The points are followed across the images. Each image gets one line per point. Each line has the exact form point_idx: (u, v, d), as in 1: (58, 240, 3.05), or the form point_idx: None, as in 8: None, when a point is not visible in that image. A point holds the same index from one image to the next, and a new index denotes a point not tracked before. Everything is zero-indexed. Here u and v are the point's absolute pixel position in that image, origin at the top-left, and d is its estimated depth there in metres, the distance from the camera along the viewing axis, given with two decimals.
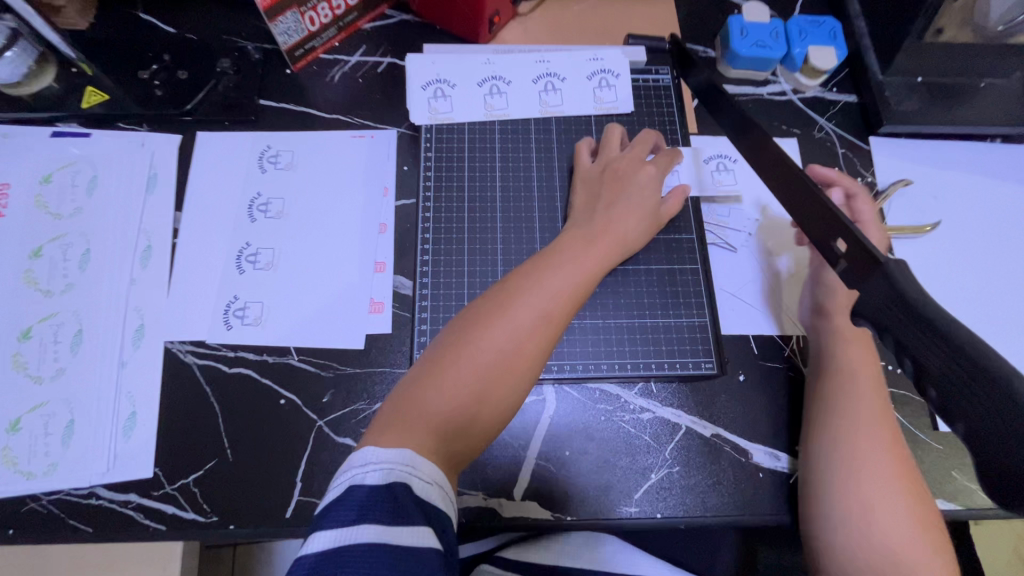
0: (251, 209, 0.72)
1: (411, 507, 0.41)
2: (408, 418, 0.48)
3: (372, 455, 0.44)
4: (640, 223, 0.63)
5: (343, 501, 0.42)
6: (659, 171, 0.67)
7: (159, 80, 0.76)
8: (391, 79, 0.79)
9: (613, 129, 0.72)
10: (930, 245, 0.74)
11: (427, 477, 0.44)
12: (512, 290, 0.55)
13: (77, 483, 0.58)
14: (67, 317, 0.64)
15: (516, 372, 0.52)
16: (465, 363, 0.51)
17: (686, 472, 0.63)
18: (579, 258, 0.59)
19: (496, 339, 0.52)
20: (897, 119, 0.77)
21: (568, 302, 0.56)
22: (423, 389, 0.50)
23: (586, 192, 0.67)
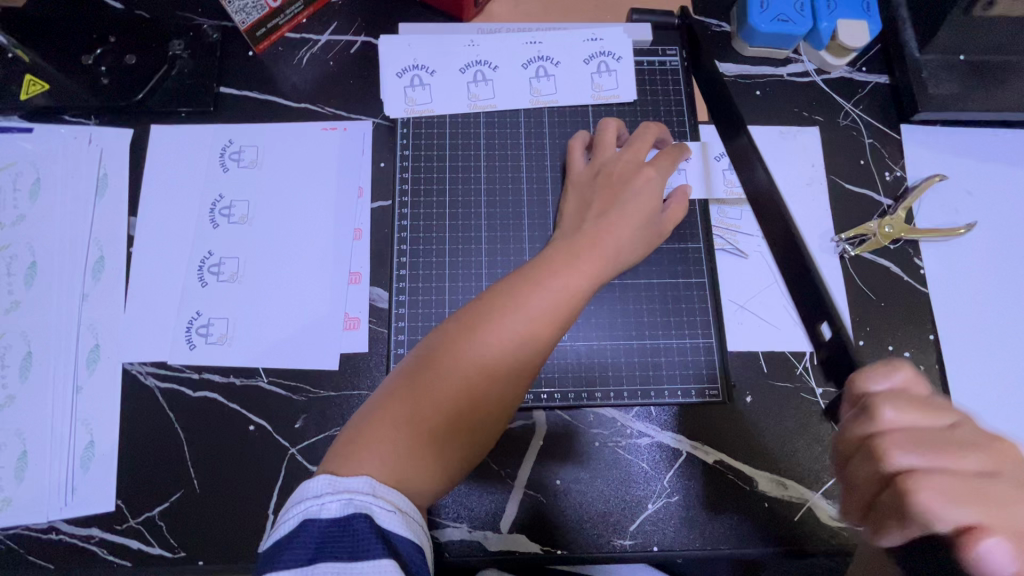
0: (213, 213, 0.65)
1: (372, 540, 0.39)
2: (369, 443, 0.45)
3: (327, 485, 0.42)
4: (636, 236, 0.57)
5: (299, 536, 0.40)
6: (660, 174, 0.59)
7: (104, 66, 0.68)
8: (365, 61, 0.71)
9: (608, 120, 0.64)
10: (962, 250, 0.67)
11: (391, 505, 0.42)
12: (488, 302, 0.50)
13: (36, 517, 0.55)
14: (15, 339, 0.60)
15: (490, 393, 0.48)
16: (435, 387, 0.47)
17: (686, 503, 0.59)
18: (567, 273, 0.52)
19: (470, 364, 0.47)
20: (934, 104, 0.69)
21: (551, 324, 0.50)
22: (389, 413, 0.46)
23: (576, 198, 0.61)
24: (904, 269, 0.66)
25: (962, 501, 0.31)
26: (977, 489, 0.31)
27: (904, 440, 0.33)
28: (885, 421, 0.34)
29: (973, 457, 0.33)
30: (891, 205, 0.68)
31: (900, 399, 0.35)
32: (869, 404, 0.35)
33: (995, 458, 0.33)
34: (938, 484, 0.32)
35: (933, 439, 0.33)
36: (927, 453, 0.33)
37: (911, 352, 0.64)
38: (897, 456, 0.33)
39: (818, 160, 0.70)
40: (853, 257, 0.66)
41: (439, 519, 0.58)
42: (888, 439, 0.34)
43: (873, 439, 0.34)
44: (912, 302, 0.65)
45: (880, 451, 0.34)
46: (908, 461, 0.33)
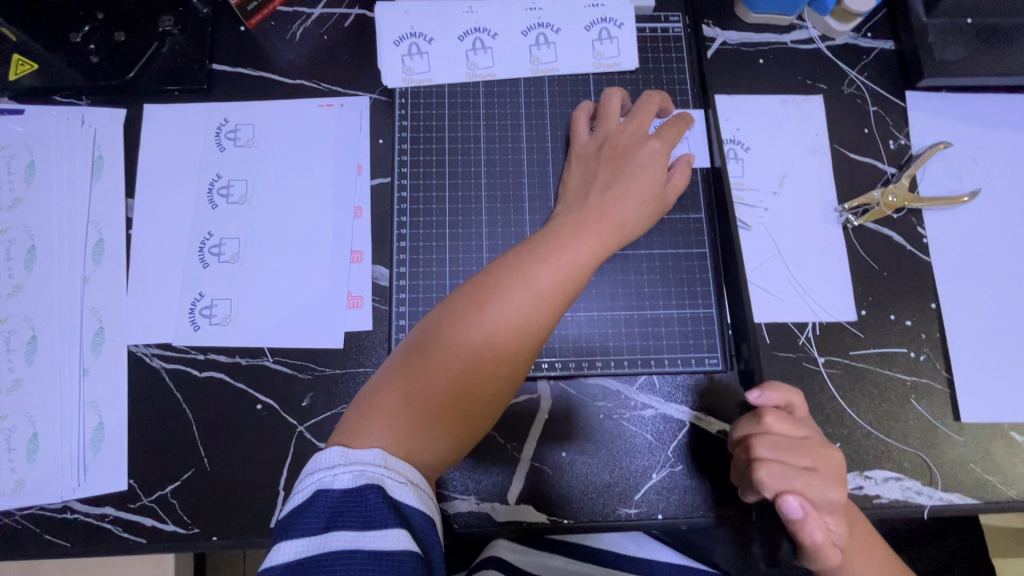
0: (211, 193, 0.64)
1: (383, 510, 0.40)
2: (379, 415, 0.46)
3: (340, 457, 0.43)
4: (640, 207, 0.56)
5: (312, 506, 0.41)
6: (664, 146, 0.58)
7: (94, 44, 0.66)
8: (360, 34, 0.69)
9: (612, 90, 0.63)
10: (965, 218, 0.67)
11: (401, 477, 0.43)
12: (496, 279, 0.50)
13: (49, 497, 0.56)
14: (19, 323, 0.59)
15: (497, 369, 0.48)
16: (444, 362, 0.47)
17: (689, 472, 0.60)
18: (572, 249, 0.52)
19: (479, 339, 0.48)
20: (939, 69, 0.68)
21: (557, 301, 0.50)
22: (399, 387, 0.47)
23: (580, 169, 0.60)
24: (907, 238, 0.66)
25: (786, 477, 0.50)
26: (796, 471, 0.51)
27: (766, 441, 0.52)
28: (764, 424, 0.53)
29: (805, 457, 0.52)
30: (894, 174, 0.68)
31: (779, 413, 0.53)
32: (760, 413, 0.54)
33: (816, 460, 0.52)
34: (772, 468, 0.50)
35: (785, 444, 0.52)
36: (776, 452, 0.52)
37: (913, 321, 0.64)
38: (761, 448, 0.52)
39: (822, 127, 0.69)
40: (856, 227, 0.66)
41: (447, 491, 0.59)
42: (758, 441, 0.52)
43: (752, 441, 0.53)
44: (914, 270, 0.66)
45: (749, 445, 0.53)
46: (764, 453, 0.52)
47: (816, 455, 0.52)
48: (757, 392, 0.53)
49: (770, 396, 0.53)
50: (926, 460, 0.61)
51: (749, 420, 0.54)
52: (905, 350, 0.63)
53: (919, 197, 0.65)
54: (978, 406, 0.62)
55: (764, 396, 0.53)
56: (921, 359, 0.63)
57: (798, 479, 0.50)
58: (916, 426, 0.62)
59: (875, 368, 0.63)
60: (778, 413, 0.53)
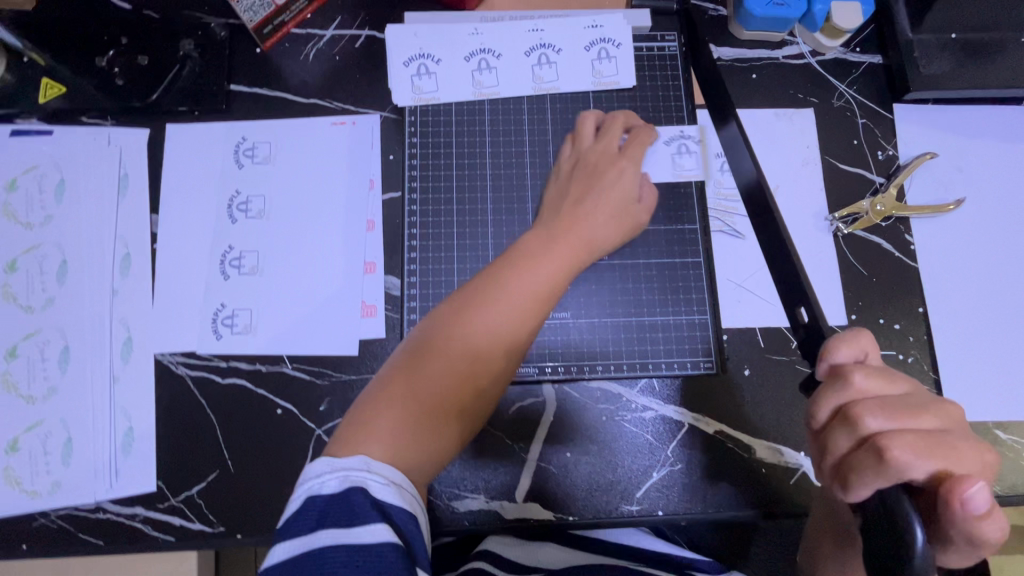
0: (231, 208, 0.68)
1: (366, 510, 0.43)
2: (369, 424, 0.48)
3: (325, 465, 0.45)
4: (610, 223, 0.61)
5: (303, 510, 0.44)
6: (632, 167, 0.64)
7: (118, 67, 0.70)
8: (371, 54, 0.72)
9: (588, 113, 0.67)
10: (950, 225, 0.70)
11: (383, 478, 0.45)
12: (472, 295, 0.54)
13: (83, 498, 0.59)
14: (51, 334, 0.63)
15: (474, 377, 0.52)
16: (429, 369, 0.51)
17: (687, 470, 0.63)
18: (548, 259, 0.56)
19: (460, 345, 0.52)
20: (925, 83, 0.71)
21: (535, 307, 0.54)
22: (387, 396, 0.50)
23: (557, 188, 0.64)
24: (895, 245, 0.69)
25: (925, 452, 0.40)
26: (930, 440, 0.41)
27: (872, 406, 0.43)
28: (857, 386, 0.44)
29: (926, 416, 0.43)
30: (883, 183, 0.71)
31: (873, 370, 0.45)
32: (845, 375, 0.44)
33: (939, 417, 0.43)
34: (902, 441, 0.41)
35: (894, 404, 0.43)
36: (891, 415, 0.42)
37: (901, 325, 0.67)
38: (868, 419, 0.43)
39: (812, 139, 0.72)
40: (847, 235, 0.69)
41: (457, 491, 0.62)
42: (863, 407, 0.43)
43: (855, 408, 0.43)
44: (902, 276, 0.69)
45: (857, 416, 0.43)
46: (876, 424, 0.42)
47: (937, 409, 0.43)
48: (827, 361, 0.46)
49: (838, 360, 0.46)
50: None
51: (834, 388, 0.45)
52: (893, 352, 0.67)
53: (905, 206, 0.68)
54: (963, 405, 0.65)
55: (832, 365, 0.46)
56: (908, 361, 0.66)
57: (938, 451, 0.40)
58: None
59: None
60: (872, 368, 0.45)
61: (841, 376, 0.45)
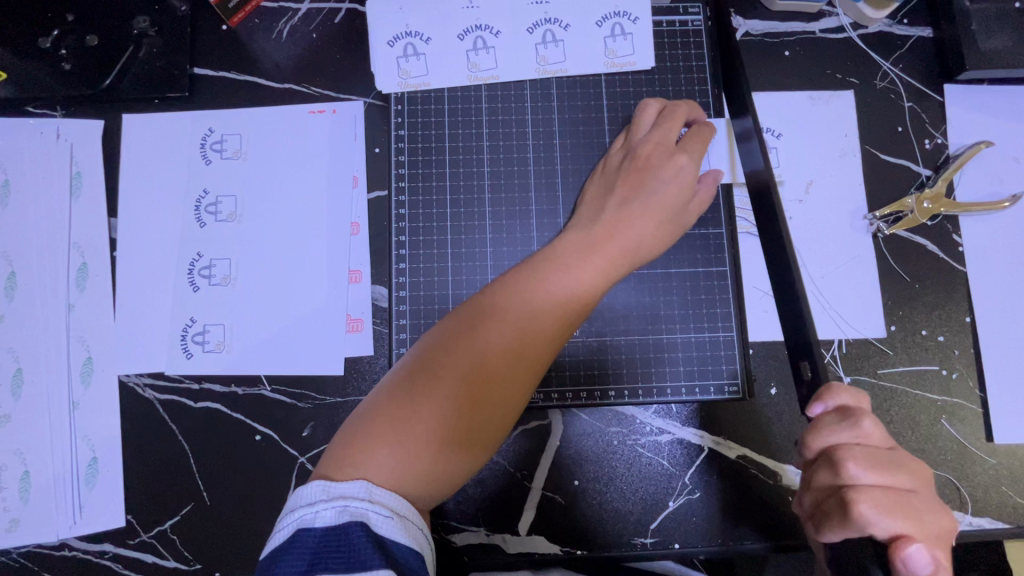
0: (198, 211, 0.60)
1: (367, 547, 0.37)
2: (366, 443, 0.42)
3: (321, 492, 0.40)
4: (660, 228, 0.52)
5: (293, 546, 0.38)
6: (692, 162, 0.53)
7: (65, 49, 0.61)
8: (352, 32, 0.64)
9: (650, 101, 0.58)
10: (1005, 223, 0.62)
11: (387, 509, 0.39)
12: (496, 299, 0.47)
13: (45, 536, 0.54)
14: (2, 355, 0.57)
15: (495, 398, 0.45)
16: (434, 386, 0.44)
17: (707, 500, 0.57)
18: (574, 264, 0.48)
19: (472, 358, 0.45)
20: (983, 61, 0.62)
21: (557, 320, 0.47)
22: (387, 414, 0.43)
23: (600, 183, 0.56)
24: (942, 247, 0.62)
25: (893, 513, 0.37)
26: (900, 500, 0.38)
27: (862, 456, 0.39)
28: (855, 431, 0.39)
29: (905, 475, 0.39)
30: (930, 176, 0.63)
31: (873, 418, 0.40)
32: (852, 416, 0.40)
33: (916, 478, 0.39)
34: (874, 498, 0.38)
35: (883, 457, 0.39)
36: (877, 469, 0.38)
37: (945, 337, 0.60)
38: (853, 468, 0.39)
39: (852, 127, 0.64)
40: (888, 236, 0.62)
41: (454, 524, 0.56)
42: (849, 454, 0.39)
43: (841, 452, 0.39)
44: (948, 281, 0.61)
45: (842, 464, 0.39)
46: (859, 475, 0.38)
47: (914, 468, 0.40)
48: (821, 404, 0.42)
49: (837, 403, 0.41)
50: (956, 483, 0.58)
51: (833, 425, 0.40)
52: (937, 367, 0.60)
53: (956, 203, 0.61)
54: (1011, 427, 0.59)
55: (827, 409, 0.42)
56: (953, 377, 0.60)
57: (907, 514, 0.37)
58: (948, 447, 0.59)
59: (905, 388, 0.60)
60: (871, 418, 0.40)
61: (840, 419, 0.40)
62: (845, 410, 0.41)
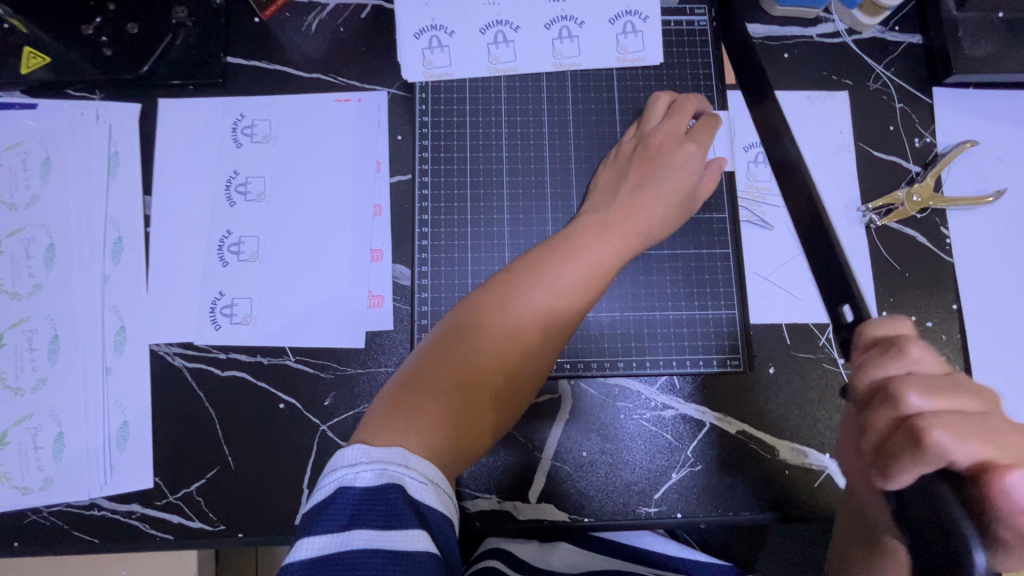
0: (229, 190, 0.64)
1: (404, 510, 0.39)
2: (403, 412, 0.44)
3: (362, 454, 0.41)
4: (669, 213, 0.56)
5: (334, 502, 0.40)
6: (699, 150, 0.57)
7: (106, 36, 0.65)
8: (378, 26, 0.67)
9: (660, 94, 0.62)
10: (990, 217, 0.66)
11: (423, 476, 0.41)
12: (517, 279, 0.50)
13: (76, 495, 0.57)
14: (39, 322, 0.59)
15: (518, 371, 0.48)
16: (461, 360, 0.47)
17: (709, 472, 0.60)
18: (595, 247, 0.52)
19: (501, 335, 0.48)
20: (969, 66, 0.66)
21: (578, 301, 0.50)
22: (421, 385, 0.46)
23: (613, 170, 0.59)
24: (930, 238, 0.66)
25: (969, 435, 0.32)
26: (974, 421, 0.32)
27: (917, 383, 0.34)
28: (903, 356, 0.37)
29: (971, 398, 0.34)
30: (919, 172, 0.67)
31: (921, 346, 0.37)
32: (899, 343, 0.37)
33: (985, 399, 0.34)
34: (947, 423, 0.32)
35: (941, 385, 0.34)
36: (937, 396, 0.34)
37: (934, 323, 0.64)
38: (911, 398, 0.34)
39: (847, 125, 0.68)
40: (880, 227, 0.66)
41: (469, 490, 0.59)
42: (904, 382, 0.34)
43: (895, 383, 0.35)
44: (937, 271, 0.65)
45: (895, 392, 0.35)
46: (919, 405, 0.34)
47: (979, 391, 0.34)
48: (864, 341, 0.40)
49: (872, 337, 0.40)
50: None
51: (877, 359, 0.38)
52: None
53: (944, 197, 0.64)
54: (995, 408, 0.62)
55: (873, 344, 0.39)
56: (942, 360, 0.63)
57: (983, 435, 0.32)
58: None
59: None
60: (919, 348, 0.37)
61: (884, 351, 0.38)
62: (882, 343, 0.39)
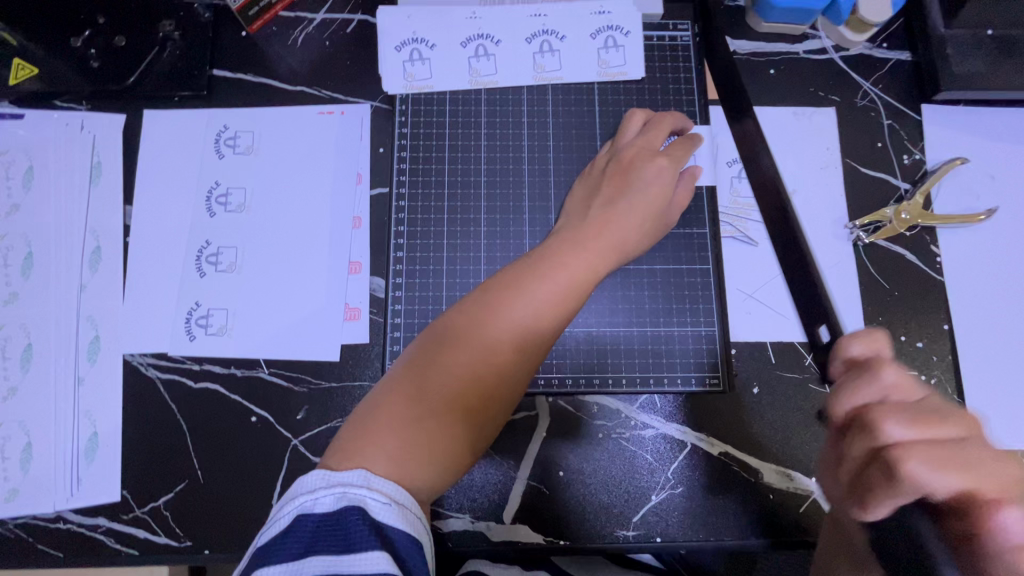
0: (209, 201, 0.64)
1: (363, 531, 0.38)
2: (368, 435, 0.44)
3: (321, 480, 0.41)
4: (643, 228, 0.55)
5: (292, 531, 0.39)
6: (672, 164, 0.56)
7: (94, 48, 0.66)
8: (362, 40, 0.68)
9: (634, 111, 0.62)
10: (980, 236, 0.64)
11: (385, 497, 0.41)
12: (490, 299, 0.49)
13: (42, 507, 0.56)
14: (14, 331, 0.59)
15: (491, 393, 0.47)
16: (431, 380, 0.46)
17: (689, 494, 0.58)
18: (569, 265, 0.50)
19: (471, 355, 0.47)
20: (957, 84, 0.65)
21: (552, 319, 0.48)
22: (390, 405, 0.45)
23: (585, 186, 0.59)
24: (919, 256, 0.64)
25: (945, 466, 0.32)
26: (951, 452, 0.33)
27: (892, 411, 0.35)
28: (883, 383, 0.37)
29: (950, 425, 0.34)
30: (908, 190, 0.66)
31: (897, 369, 0.38)
32: (874, 370, 0.38)
33: (966, 424, 0.35)
34: (918, 453, 0.33)
35: (916, 410, 0.35)
36: (915, 423, 0.34)
37: (924, 343, 0.62)
38: (888, 427, 0.35)
39: (833, 141, 0.67)
40: (867, 245, 0.64)
41: (442, 509, 0.58)
42: (880, 412, 0.35)
43: (871, 413, 0.36)
44: (927, 290, 0.63)
45: (874, 422, 0.35)
46: (894, 433, 0.35)
47: (963, 416, 0.35)
48: (842, 358, 0.41)
49: (849, 356, 0.41)
50: None
51: (859, 381, 0.38)
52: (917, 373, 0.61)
53: (933, 215, 0.63)
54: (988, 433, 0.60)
55: (847, 362, 0.41)
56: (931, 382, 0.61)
57: (961, 467, 0.32)
58: None
59: None
60: (894, 371, 0.38)
61: (864, 375, 0.38)
62: (857, 361, 0.40)
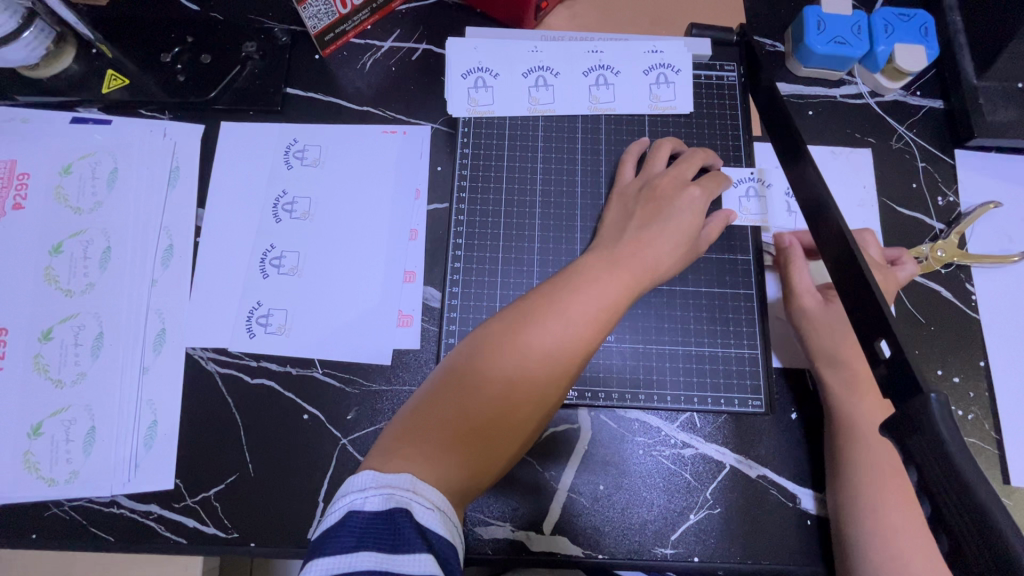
0: (277, 208, 0.68)
1: (412, 536, 0.38)
2: (411, 440, 0.44)
3: (371, 480, 0.41)
4: (675, 250, 0.57)
5: (342, 528, 0.39)
6: (705, 194, 0.59)
7: (181, 64, 0.71)
8: (426, 68, 0.73)
9: (664, 141, 0.65)
10: (1013, 277, 0.66)
11: (429, 503, 0.41)
12: (530, 312, 0.50)
13: (100, 491, 0.58)
14: (87, 320, 0.62)
15: (529, 402, 0.48)
16: (472, 388, 0.47)
17: (727, 515, 0.59)
18: (605, 283, 0.53)
19: (510, 365, 0.48)
20: (990, 131, 0.68)
21: (588, 333, 0.50)
22: (432, 410, 0.46)
23: (617, 211, 0.61)
24: (955, 293, 0.66)
25: None
26: None
27: None
28: None
29: None
30: (942, 230, 0.68)
31: None
32: None
33: None
34: None
35: None
36: None
37: (961, 378, 0.63)
38: None
39: (871, 180, 0.70)
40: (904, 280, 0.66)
41: (483, 516, 0.59)
42: None
43: None
44: (963, 327, 0.65)
45: None
46: None
47: None
48: None
49: None
50: None
51: None
52: (956, 409, 0.62)
53: (968, 254, 0.66)
54: None
55: None
56: (969, 418, 0.62)
57: None
58: None
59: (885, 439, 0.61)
60: None
61: None
62: None
